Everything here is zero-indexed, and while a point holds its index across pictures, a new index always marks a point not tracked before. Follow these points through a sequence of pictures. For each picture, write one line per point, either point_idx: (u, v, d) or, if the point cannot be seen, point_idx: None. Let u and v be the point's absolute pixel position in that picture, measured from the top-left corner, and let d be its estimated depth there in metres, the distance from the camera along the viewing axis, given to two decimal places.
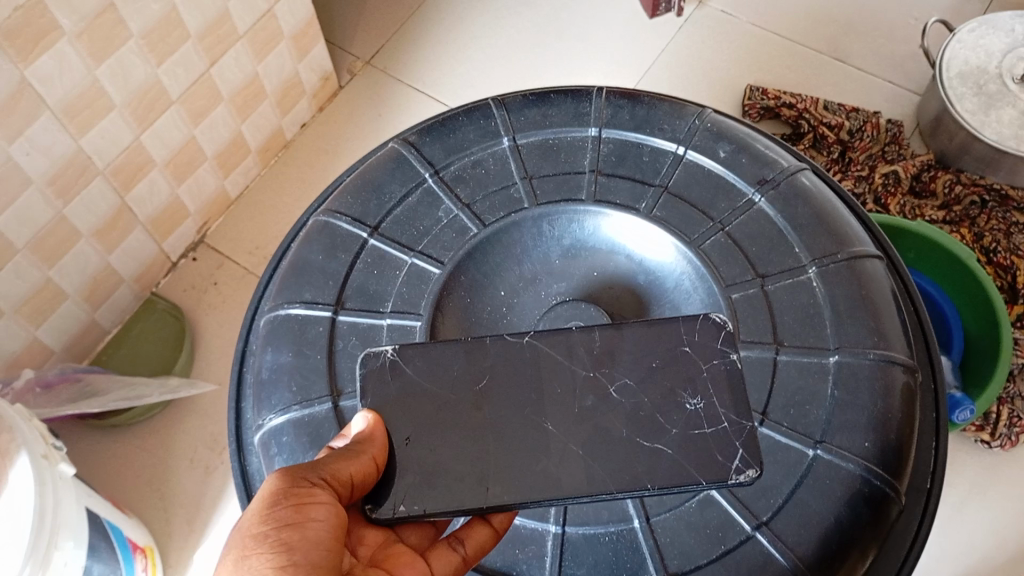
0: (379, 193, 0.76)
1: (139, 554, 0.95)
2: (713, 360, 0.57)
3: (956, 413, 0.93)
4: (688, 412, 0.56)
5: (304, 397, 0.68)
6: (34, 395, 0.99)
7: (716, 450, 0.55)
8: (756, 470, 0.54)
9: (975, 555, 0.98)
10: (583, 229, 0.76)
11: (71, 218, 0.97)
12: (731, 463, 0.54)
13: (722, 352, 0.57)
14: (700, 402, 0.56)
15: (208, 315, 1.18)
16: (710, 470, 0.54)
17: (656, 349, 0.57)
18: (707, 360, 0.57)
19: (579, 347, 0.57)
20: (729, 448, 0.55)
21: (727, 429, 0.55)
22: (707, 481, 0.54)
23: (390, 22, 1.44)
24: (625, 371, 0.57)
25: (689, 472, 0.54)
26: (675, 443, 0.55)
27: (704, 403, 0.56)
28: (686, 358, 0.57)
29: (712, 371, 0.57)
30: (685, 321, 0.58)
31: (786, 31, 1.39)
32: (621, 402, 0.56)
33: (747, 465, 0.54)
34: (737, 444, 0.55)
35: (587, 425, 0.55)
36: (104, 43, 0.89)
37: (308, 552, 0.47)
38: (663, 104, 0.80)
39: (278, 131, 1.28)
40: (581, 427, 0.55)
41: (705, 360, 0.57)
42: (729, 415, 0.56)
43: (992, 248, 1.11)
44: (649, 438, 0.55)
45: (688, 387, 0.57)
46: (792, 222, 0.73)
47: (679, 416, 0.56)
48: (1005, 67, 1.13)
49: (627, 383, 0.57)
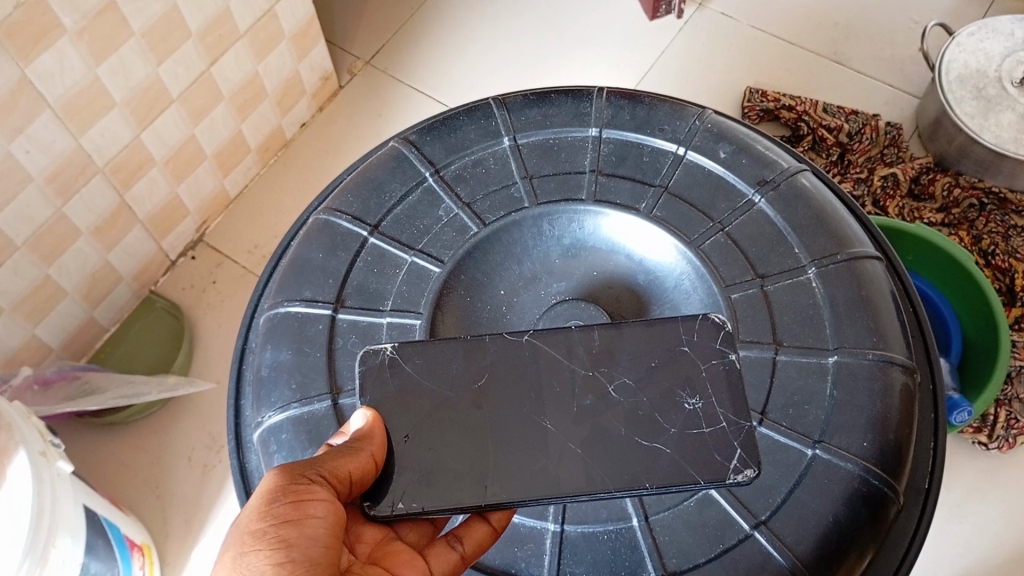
0: (380, 191, 0.76)
1: (136, 553, 0.95)
2: (712, 360, 0.57)
3: (955, 414, 0.93)
4: (687, 412, 0.56)
5: (304, 394, 0.68)
6: (32, 392, 0.99)
7: (715, 449, 0.55)
8: (754, 470, 0.54)
9: (974, 557, 0.98)
10: (584, 228, 0.76)
11: (71, 216, 0.97)
12: (730, 462, 0.54)
13: (721, 352, 0.57)
14: (699, 402, 0.56)
15: (207, 313, 1.18)
16: (709, 470, 0.54)
17: (655, 348, 0.58)
18: (706, 359, 0.57)
19: (579, 346, 0.57)
20: (728, 447, 0.55)
21: (726, 429, 0.55)
22: (705, 481, 0.54)
23: (391, 22, 1.45)
24: (624, 370, 0.57)
25: (688, 471, 0.54)
26: (673, 442, 0.55)
27: (703, 402, 0.56)
28: (685, 358, 0.57)
29: (711, 371, 0.57)
30: (684, 321, 0.58)
31: (786, 33, 1.40)
32: (620, 401, 0.56)
33: (746, 464, 0.54)
34: (736, 444, 0.55)
35: (586, 423, 0.55)
36: (105, 40, 0.89)
37: (307, 548, 0.47)
38: (664, 105, 0.80)
39: (278, 130, 1.28)
40: (580, 426, 0.55)
41: (704, 360, 0.57)
42: (729, 416, 0.56)
43: (990, 251, 1.11)
44: (647, 437, 0.55)
45: (687, 387, 0.57)
46: (792, 223, 0.73)
47: (677, 416, 0.56)
48: (1005, 70, 1.14)
49: (625, 382, 0.57)
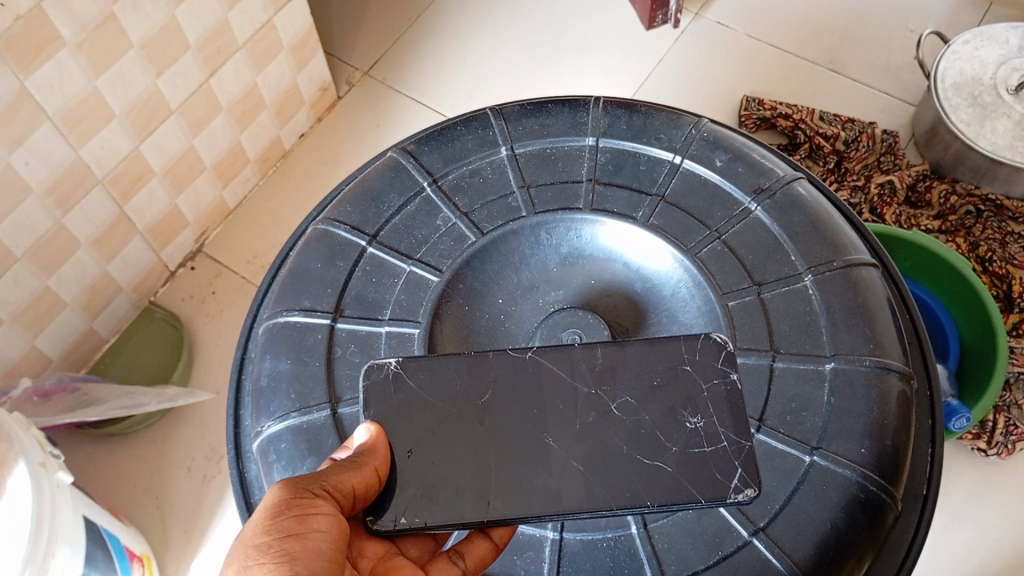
0: (378, 201, 0.77)
1: (136, 564, 0.95)
2: (713, 380, 0.57)
3: (953, 420, 0.93)
4: (688, 431, 0.56)
5: (304, 403, 0.68)
6: (31, 403, 0.99)
7: (716, 469, 0.55)
8: (754, 490, 0.54)
9: (973, 562, 0.98)
10: (581, 237, 0.77)
11: (70, 226, 0.98)
12: (730, 482, 0.54)
13: (723, 371, 0.57)
14: (701, 421, 0.56)
15: (207, 324, 1.18)
16: (709, 488, 0.54)
17: (657, 367, 0.58)
18: (707, 379, 0.57)
19: (581, 363, 0.58)
20: (728, 467, 0.55)
21: (727, 448, 0.55)
22: (706, 500, 0.54)
23: (389, 32, 1.46)
24: (626, 389, 0.57)
25: (688, 490, 0.54)
26: (674, 460, 0.55)
27: (705, 421, 0.56)
28: (686, 377, 0.57)
29: (712, 391, 0.57)
30: (686, 340, 0.58)
31: (782, 42, 1.40)
32: (622, 419, 0.56)
33: (747, 484, 0.54)
34: (737, 464, 0.55)
35: (588, 441, 0.55)
36: (104, 52, 0.90)
37: (310, 562, 0.47)
38: (660, 114, 0.80)
39: (277, 140, 1.29)
40: (582, 443, 0.55)
41: (705, 379, 0.57)
42: (729, 435, 0.56)
43: (987, 258, 1.12)
44: (649, 456, 0.55)
45: (689, 405, 0.57)
46: (789, 230, 0.73)
47: (679, 434, 0.56)
48: (1000, 77, 1.15)
49: (628, 400, 0.57)
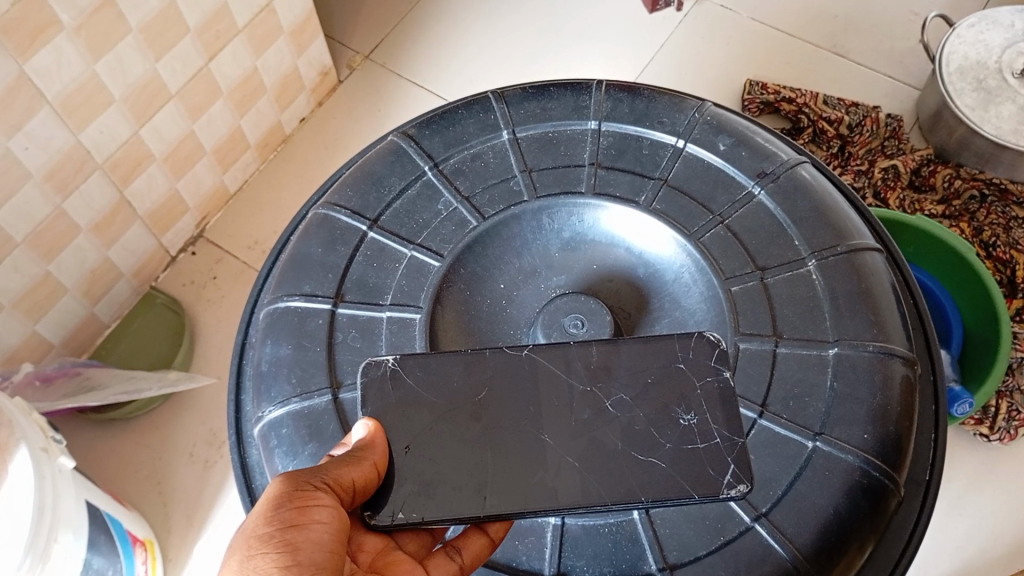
0: (379, 185, 0.76)
1: (138, 549, 0.95)
2: (707, 377, 0.57)
3: (956, 406, 0.93)
4: (682, 427, 0.56)
5: (304, 390, 0.68)
6: (33, 389, 0.99)
7: (709, 465, 0.55)
8: (747, 485, 0.54)
9: (974, 547, 0.98)
10: (583, 222, 0.76)
11: (70, 212, 0.97)
12: (723, 477, 0.54)
13: (716, 370, 0.57)
14: (694, 418, 0.56)
15: (206, 310, 1.18)
16: (703, 485, 0.54)
17: (652, 365, 0.57)
18: (700, 376, 0.57)
19: (576, 360, 0.57)
20: (721, 463, 0.55)
21: (720, 445, 0.55)
22: (698, 496, 0.54)
23: (389, 14, 1.44)
24: (621, 387, 0.57)
25: (681, 485, 0.54)
26: (668, 457, 0.55)
27: (698, 418, 0.56)
28: (680, 375, 0.57)
29: (705, 389, 0.57)
30: (680, 338, 0.58)
31: (785, 26, 1.39)
32: (616, 416, 0.56)
33: (739, 480, 0.54)
34: (730, 460, 0.55)
35: (583, 438, 0.55)
36: (102, 36, 0.89)
37: (313, 552, 0.47)
38: (663, 98, 0.79)
39: (277, 125, 1.28)
40: (577, 440, 0.55)
41: (699, 377, 0.57)
42: (722, 432, 0.55)
43: (992, 243, 1.11)
44: (644, 452, 0.55)
45: (682, 402, 0.56)
46: (792, 215, 0.73)
47: (674, 431, 0.55)
48: (1005, 61, 1.13)
49: (622, 398, 0.56)
